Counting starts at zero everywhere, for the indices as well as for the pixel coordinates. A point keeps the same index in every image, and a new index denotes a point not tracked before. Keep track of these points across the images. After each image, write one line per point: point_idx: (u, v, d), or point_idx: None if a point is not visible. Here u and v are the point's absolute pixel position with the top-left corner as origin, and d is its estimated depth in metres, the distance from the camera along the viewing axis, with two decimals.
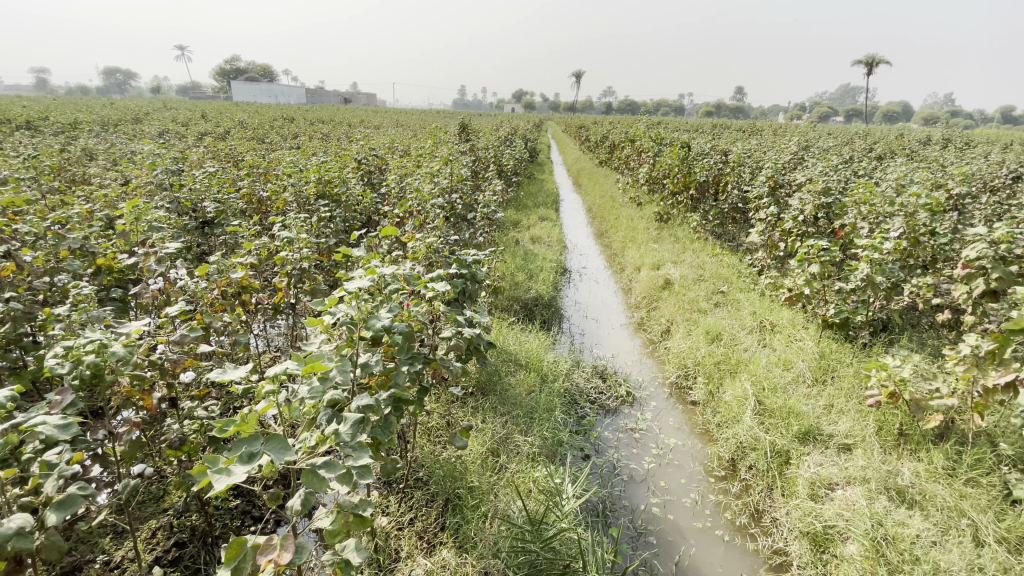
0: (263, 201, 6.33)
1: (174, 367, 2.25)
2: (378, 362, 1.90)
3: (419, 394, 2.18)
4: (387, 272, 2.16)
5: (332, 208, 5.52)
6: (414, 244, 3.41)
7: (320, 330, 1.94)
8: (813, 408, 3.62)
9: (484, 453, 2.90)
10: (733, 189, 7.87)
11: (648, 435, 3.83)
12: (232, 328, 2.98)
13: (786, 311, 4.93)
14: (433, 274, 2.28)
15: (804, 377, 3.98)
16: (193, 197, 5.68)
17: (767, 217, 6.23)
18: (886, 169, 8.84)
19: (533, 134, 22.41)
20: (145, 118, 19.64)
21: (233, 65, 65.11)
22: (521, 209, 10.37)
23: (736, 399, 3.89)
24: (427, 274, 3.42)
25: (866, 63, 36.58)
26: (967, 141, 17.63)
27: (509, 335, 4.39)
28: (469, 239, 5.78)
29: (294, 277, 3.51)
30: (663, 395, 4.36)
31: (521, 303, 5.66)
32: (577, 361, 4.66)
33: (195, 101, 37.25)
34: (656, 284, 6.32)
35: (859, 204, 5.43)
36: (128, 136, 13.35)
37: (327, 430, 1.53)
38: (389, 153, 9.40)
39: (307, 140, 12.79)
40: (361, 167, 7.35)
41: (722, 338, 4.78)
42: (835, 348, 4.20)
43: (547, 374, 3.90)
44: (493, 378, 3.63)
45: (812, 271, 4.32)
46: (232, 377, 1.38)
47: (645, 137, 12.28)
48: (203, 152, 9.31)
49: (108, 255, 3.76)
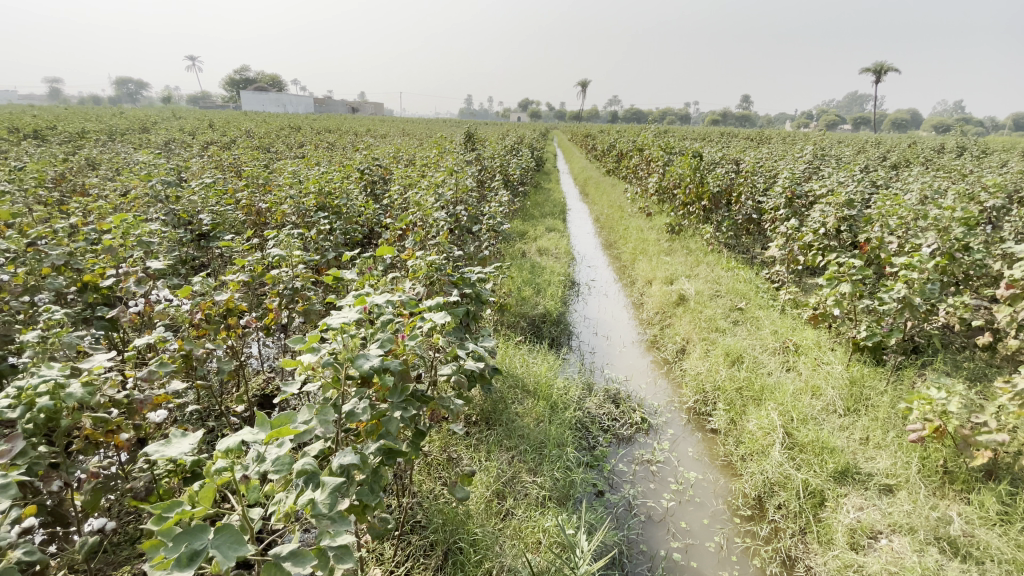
0: (262, 212, 6.13)
1: (143, 405, 2.00)
2: (365, 409, 1.64)
3: (413, 440, 1.91)
4: (380, 300, 1.91)
5: (331, 220, 5.29)
6: (414, 263, 3.16)
7: (299, 370, 1.68)
8: (847, 442, 3.32)
9: (488, 496, 2.62)
10: (747, 200, 7.59)
11: (666, 468, 3.54)
12: (216, 356, 2.73)
13: (810, 331, 4.64)
14: (431, 303, 2.03)
15: (835, 406, 3.68)
16: (190, 209, 5.49)
17: (786, 230, 5.94)
18: (905, 179, 8.54)
19: (540, 143, 22.30)
20: (152, 127, 19.65)
21: (243, 75, 66.20)
22: (527, 219, 10.14)
23: (760, 430, 3.60)
24: (429, 295, 3.16)
25: (874, 72, 36.42)
26: (980, 148, 17.45)
27: (516, 357, 4.13)
28: (475, 253, 5.55)
29: (286, 298, 3.27)
30: (680, 422, 4.07)
31: (529, 321, 5.40)
32: (587, 384, 4.38)
33: (203, 111, 37.40)
34: (670, 299, 6.03)
35: (885, 217, 5.14)
36: (134, 144, 13.39)
37: (301, 500, 1.26)
38: (394, 162, 9.21)
39: (312, 149, 12.69)
40: (364, 178, 7.16)
41: (742, 359, 4.48)
42: (867, 373, 3.90)
43: (557, 401, 3.62)
44: (499, 407, 3.36)
45: (842, 290, 4.02)
46: (174, 454, 1.12)
47: (654, 146, 12.05)
48: (206, 162, 9.21)
49: (92, 272, 3.54)
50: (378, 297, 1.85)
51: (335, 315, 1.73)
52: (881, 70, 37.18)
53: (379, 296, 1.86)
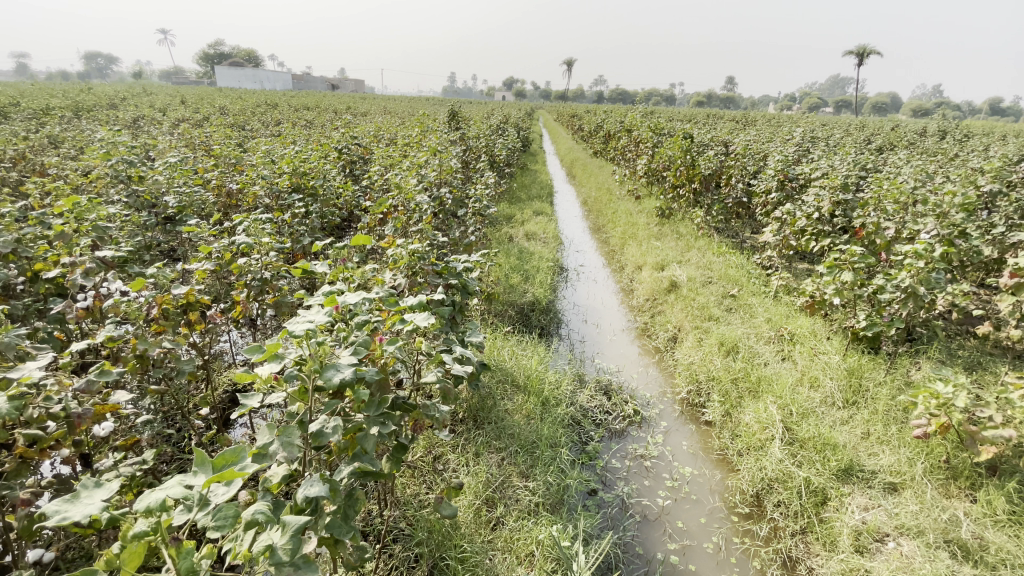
0: (234, 194, 5.78)
1: (82, 419, 1.75)
2: (337, 428, 1.43)
3: (392, 455, 1.69)
4: (353, 298, 1.66)
5: (307, 202, 4.98)
6: (394, 251, 2.91)
7: (259, 384, 1.45)
8: (847, 437, 3.21)
9: (478, 504, 2.44)
10: (738, 182, 7.43)
11: (661, 464, 3.40)
12: (175, 356, 2.47)
13: (805, 320, 4.53)
14: (412, 301, 1.81)
15: (834, 398, 3.57)
16: (154, 190, 5.13)
17: (779, 215, 5.80)
18: (895, 162, 8.45)
19: (524, 123, 21.82)
20: (120, 104, 18.74)
21: (217, 50, 63.95)
22: (513, 202, 9.86)
23: (758, 423, 3.48)
24: (411, 286, 2.92)
25: (856, 54, 36.41)
26: (962, 132, 17.57)
27: (504, 350, 3.93)
28: (460, 238, 5.30)
29: (254, 290, 3.00)
30: (673, 414, 3.94)
31: (517, 309, 5.19)
32: (579, 376, 4.21)
33: (175, 87, 35.87)
34: (661, 286, 5.86)
35: (882, 202, 5.01)
36: (100, 122, 12.73)
37: (254, 549, 1.04)
38: (373, 142, 8.82)
39: (288, 128, 12.18)
40: (342, 158, 6.81)
41: (736, 349, 4.35)
42: (866, 363, 3.80)
43: (548, 396, 3.44)
44: (487, 404, 3.18)
45: (843, 278, 3.85)
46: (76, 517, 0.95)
47: (643, 126, 11.79)
48: (175, 140, 8.71)
49: (41, 261, 3.23)
50: (351, 297, 1.62)
51: (299, 319, 1.48)
52: (862, 53, 37.32)
53: (352, 296, 1.63)
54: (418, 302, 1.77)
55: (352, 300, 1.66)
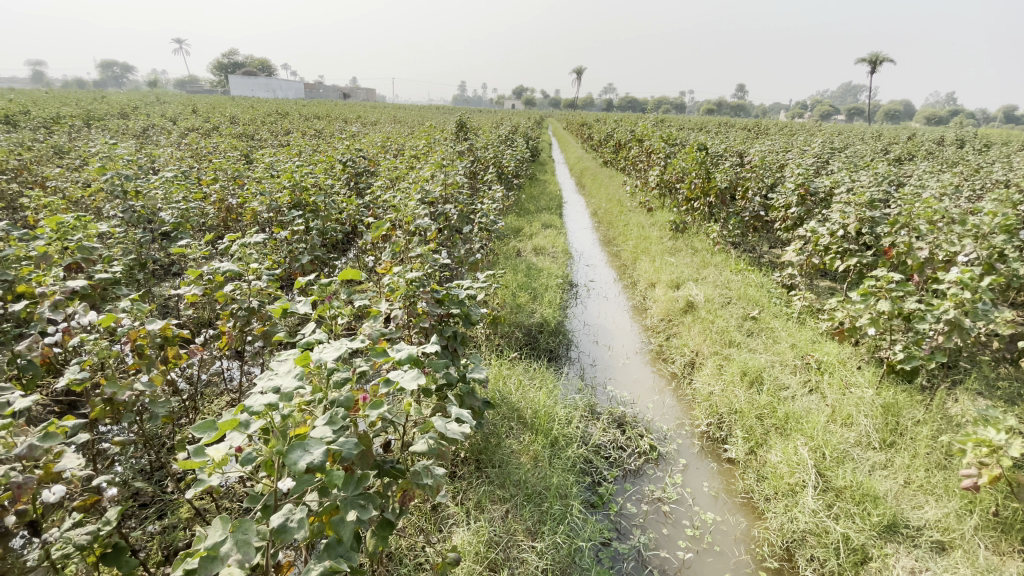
0: (233, 209, 5.61)
1: (23, 489, 1.51)
2: (303, 520, 1.19)
3: (377, 534, 1.46)
4: (329, 355, 1.43)
5: (307, 219, 4.78)
6: (390, 280, 2.68)
7: (213, 466, 1.22)
8: (888, 486, 2.91)
9: (478, 568, 2.19)
10: (754, 195, 7.15)
11: (681, 509, 3.11)
12: (146, 398, 2.27)
13: (833, 347, 4.23)
14: (401, 354, 1.57)
15: (870, 438, 3.27)
16: (151, 206, 4.97)
17: (801, 232, 5.51)
18: (918, 174, 8.14)
19: (534, 133, 21.64)
20: (133, 113, 18.85)
21: (231, 60, 65.06)
22: (522, 215, 9.64)
23: (786, 465, 3.19)
24: (408, 317, 2.69)
25: (869, 62, 36.04)
26: (982, 142, 17.12)
27: (511, 379, 3.68)
28: (465, 256, 5.07)
29: (240, 321, 2.79)
30: (692, 450, 3.66)
31: (525, 331, 4.94)
32: (590, 407, 3.93)
33: (188, 97, 36.22)
34: (676, 306, 5.58)
35: (914, 220, 4.71)
36: (112, 131, 12.77)
37: None
38: (379, 153, 8.66)
39: (296, 138, 12.09)
40: (346, 171, 6.63)
41: (760, 379, 4.05)
42: (904, 399, 3.49)
43: (557, 436, 3.17)
44: (491, 445, 2.92)
45: (878, 307, 3.55)
46: None
47: (655, 136, 11.55)
48: (181, 152, 8.63)
49: (17, 285, 3.04)
50: (325, 357, 1.39)
51: (261, 390, 1.24)
52: (874, 61, 36.96)
53: (328, 355, 1.40)
54: (406, 355, 1.53)
55: (329, 358, 1.42)
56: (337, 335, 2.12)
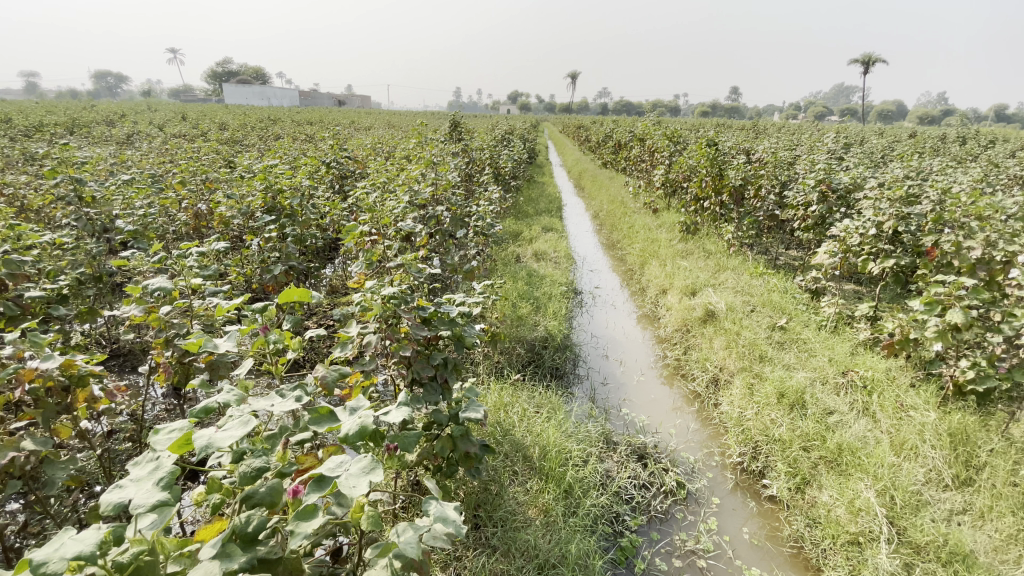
0: (203, 216, 5.09)
1: None
2: None
3: None
4: (226, 442, 0.88)
5: (281, 224, 4.25)
6: (360, 297, 2.14)
7: None
8: (978, 539, 2.37)
9: None
10: (768, 193, 6.64)
11: (721, 566, 2.55)
12: (37, 459, 1.74)
13: (879, 361, 3.71)
14: (349, 425, 1.01)
15: (943, 476, 2.75)
16: (108, 214, 4.45)
17: (830, 232, 4.99)
18: (941, 168, 7.64)
19: (531, 136, 21.17)
20: (118, 120, 18.37)
21: (225, 69, 64.88)
22: (520, 218, 9.14)
23: (846, 510, 2.66)
24: (385, 342, 2.15)
25: (863, 62, 35.86)
26: (989, 139, 16.69)
27: (513, 410, 3.16)
28: (459, 264, 4.55)
29: (177, 351, 2.26)
30: (725, 486, 3.12)
31: (527, 347, 4.42)
32: (605, 436, 3.39)
33: (182, 104, 35.75)
34: (693, 315, 5.06)
35: (961, 216, 4.20)
36: (92, 139, 12.26)
37: None
38: (369, 155, 8.16)
39: (284, 142, 11.60)
40: (330, 173, 6.10)
41: (801, 401, 3.51)
42: (974, 424, 2.97)
43: (571, 483, 2.66)
44: (491, 498, 2.42)
45: (951, 318, 3.04)
46: None
47: (657, 134, 11.07)
48: (159, 158, 8.12)
49: None
50: (213, 446, 0.85)
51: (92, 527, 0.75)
52: (866, 61, 36.72)
53: (220, 442, 0.86)
54: (354, 430, 0.98)
55: (224, 442, 0.88)
56: (284, 373, 1.60)
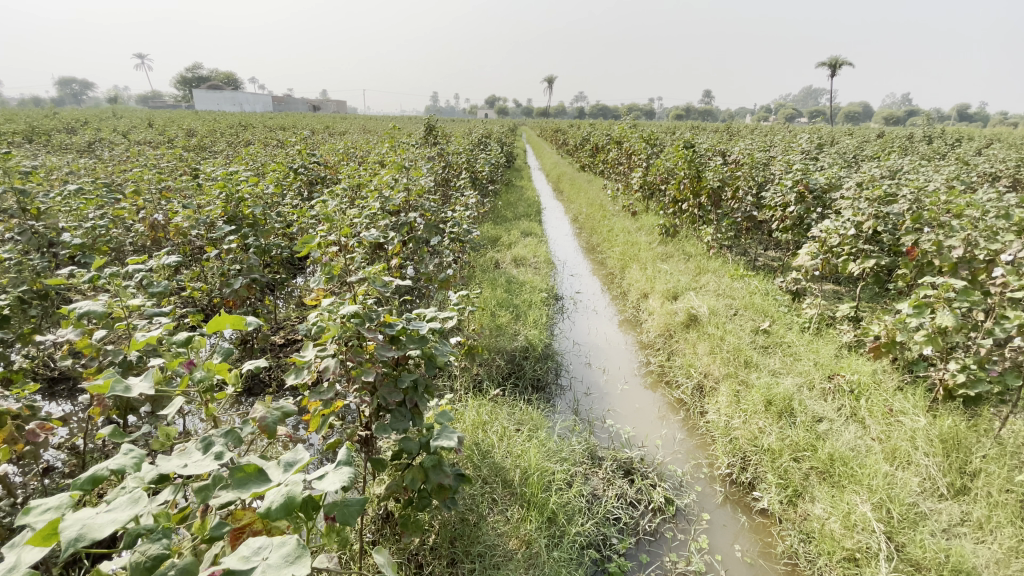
0: (160, 226, 4.79)
1: None
2: None
3: None
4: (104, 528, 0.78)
5: (242, 234, 4.00)
6: (317, 316, 1.92)
7: None
8: (979, 552, 2.26)
9: None
10: (746, 194, 6.61)
11: None
12: None
13: (865, 365, 3.64)
14: (272, 498, 0.89)
15: (938, 487, 2.66)
16: (53, 227, 4.13)
17: (811, 232, 4.93)
18: (913, 168, 7.72)
19: (508, 140, 21.05)
20: (79, 128, 17.63)
21: (194, 74, 63.42)
22: (499, 223, 8.97)
23: (841, 524, 2.55)
24: (346, 365, 1.94)
25: (830, 65, 36.82)
26: (953, 138, 17.17)
27: (492, 431, 3.00)
28: (434, 273, 4.35)
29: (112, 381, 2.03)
30: (715, 500, 2.99)
31: (507, 357, 4.25)
32: (590, 452, 3.24)
33: (147, 110, 34.70)
34: (676, 319, 4.96)
35: (940, 215, 4.17)
36: (48, 147, 11.66)
37: None
38: (342, 160, 7.89)
39: (254, 148, 11.23)
40: (298, 179, 5.84)
41: (789, 409, 3.41)
42: (965, 429, 2.90)
43: (554, 511, 2.53)
44: (469, 532, 2.27)
45: (941, 321, 2.96)
46: None
47: (634, 137, 11.04)
48: (118, 166, 7.72)
49: None
50: (84, 537, 0.73)
51: None
52: (833, 65, 37.69)
53: (90, 534, 0.73)
54: (278, 503, 0.87)
55: (101, 530, 0.77)
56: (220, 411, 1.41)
